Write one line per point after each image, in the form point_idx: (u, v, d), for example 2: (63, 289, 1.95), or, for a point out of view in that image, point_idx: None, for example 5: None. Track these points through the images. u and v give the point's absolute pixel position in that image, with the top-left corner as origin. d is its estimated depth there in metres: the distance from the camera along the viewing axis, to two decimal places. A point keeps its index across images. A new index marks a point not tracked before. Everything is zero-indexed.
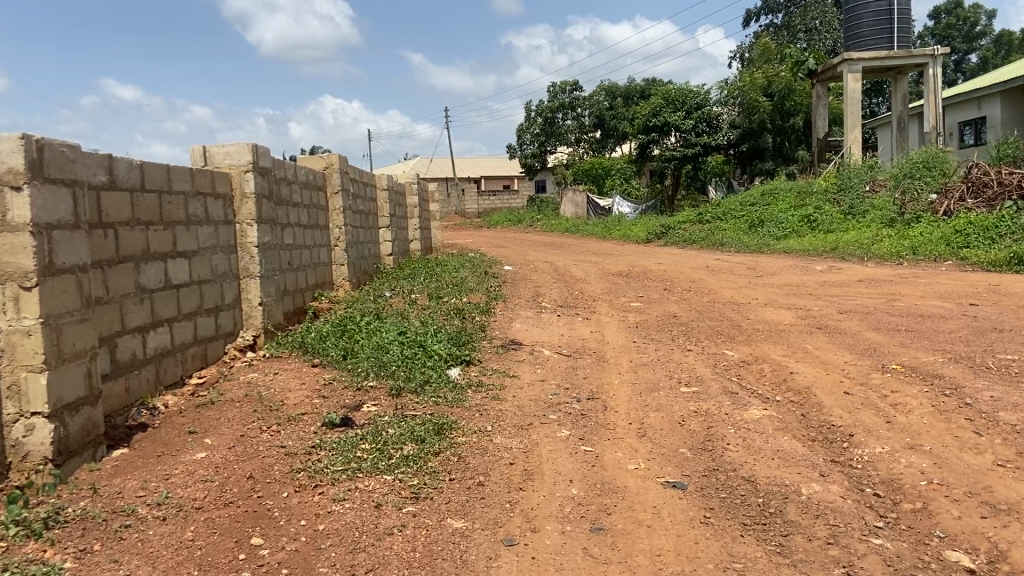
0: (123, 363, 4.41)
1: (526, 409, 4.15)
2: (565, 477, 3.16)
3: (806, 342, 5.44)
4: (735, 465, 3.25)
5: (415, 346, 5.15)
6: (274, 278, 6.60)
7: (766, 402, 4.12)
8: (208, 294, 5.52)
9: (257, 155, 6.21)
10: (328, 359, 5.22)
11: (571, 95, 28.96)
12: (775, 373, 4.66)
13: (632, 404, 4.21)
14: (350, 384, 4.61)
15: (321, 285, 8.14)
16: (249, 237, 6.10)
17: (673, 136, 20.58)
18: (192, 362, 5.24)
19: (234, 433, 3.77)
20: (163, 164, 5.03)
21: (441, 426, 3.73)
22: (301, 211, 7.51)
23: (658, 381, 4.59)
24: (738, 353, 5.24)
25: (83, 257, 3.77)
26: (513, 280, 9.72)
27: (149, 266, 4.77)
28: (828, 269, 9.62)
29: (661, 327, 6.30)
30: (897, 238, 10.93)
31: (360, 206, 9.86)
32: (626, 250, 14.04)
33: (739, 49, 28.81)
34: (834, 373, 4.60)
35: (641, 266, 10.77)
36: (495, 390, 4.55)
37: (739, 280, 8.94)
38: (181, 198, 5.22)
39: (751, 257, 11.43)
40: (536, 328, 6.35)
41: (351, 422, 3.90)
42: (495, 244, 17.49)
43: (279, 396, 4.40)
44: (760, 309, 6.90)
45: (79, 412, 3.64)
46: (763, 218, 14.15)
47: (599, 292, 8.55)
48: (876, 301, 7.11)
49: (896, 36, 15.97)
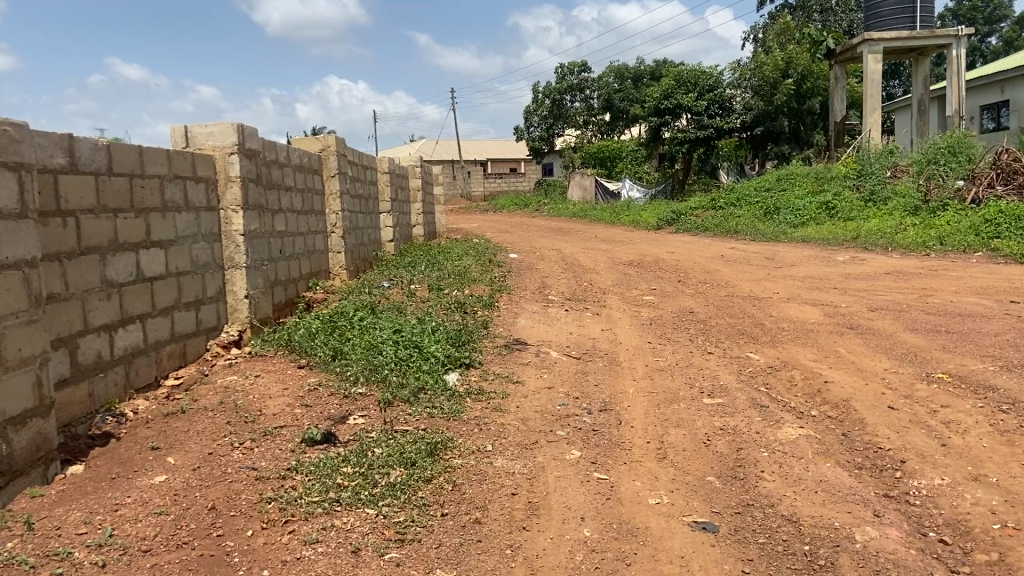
0: (86, 365, 3.99)
1: (530, 423, 3.71)
2: (575, 513, 2.73)
3: (837, 344, 4.99)
4: (773, 500, 2.81)
5: (410, 347, 4.71)
6: (263, 267, 6.16)
7: (801, 419, 3.67)
8: (188, 287, 5.09)
9: (243, 136, 5.76)
10: (316, 359, 4.79)
11: (580, 77, 28.30)
12: (808, 382, 4.20)
13: (649, 417, 3.76)
14: (338, 391, 4.19)
15: (316, 274, 7.72)
16: (234, 224, 5.66)
17: (685, 117, 20.11)
18: (167, 361, 4.80)
19: (201, 451, 3.34)
20: (135, 145, 4.57)
21: (434, 445, 3.30)
22: (294, 195, 7.09)
23: (679, 390, 4.14)
24: (764, 357, 4.79)
25: (32, 250, 3.31)
26: (519, 269, 9.26)
27: (118, 258, 4.34)
28: (850, 260, 9.13)
29: (677, 324, 5.85)
30: (922, 228, 10.42)
31: (359, 190, 9.39)
32: (637, 237, 13.57)
33: (753, 30, 28.11)
34: (873, 384, 4.13)
35: (653, 255, 10.30)
36: (497, 399, 4.11)
37: (757, 271, 8.46)
38: (156, 182, 4.78)
39: (768, 246, 10.95)
40: (543, 325, 5.89)
41: (334, 439, 3.47)
42: (500, 229, 17.00)
43: (257, 405, 3.96)
44: (784, 305, 6.43)
45: (26, 426, 3.21)
46: (778, 204, 13.64)
47: (609, 284, 8.10)
48: (908, 297, 6.64)
49: (918, 16, 15.35)
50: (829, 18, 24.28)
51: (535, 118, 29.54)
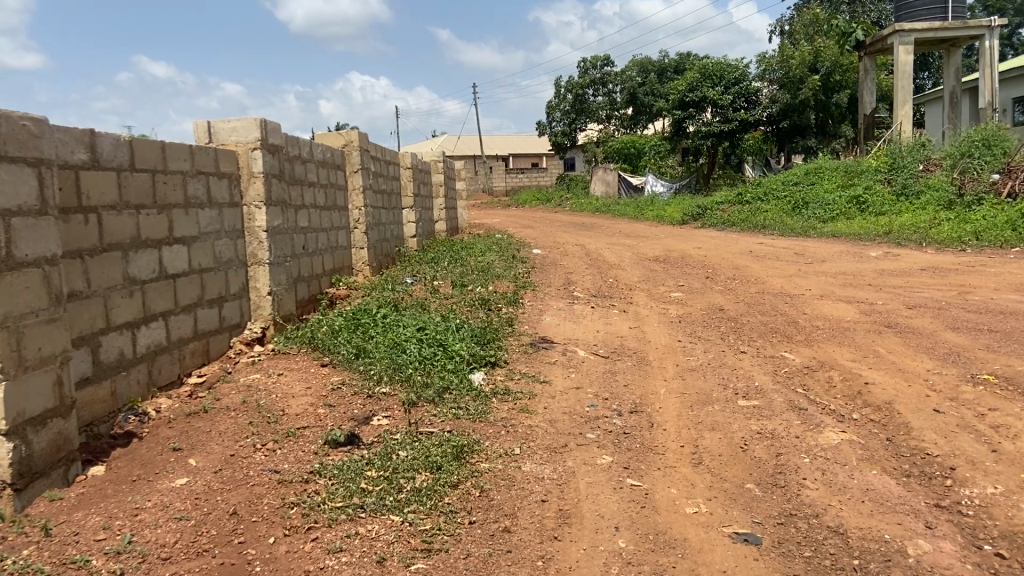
0: (108, 364, 3.93)
1: (559, 425, 3.59)
2: (609, 522, 2.62)
3: (875, 344, 4.83)
4: (817, 510, 2.69)
5: (434, 346, 4.61)
6: (286, 264, 6.09)
7: (842, 422, 3.52)
8: (211, 283, 5.02)
9: (266, 131, 5.69)
10: (339, 357, 4.71)
11: (603, 71, 28.09)
12: (847, 384, 4.05)
13: (682, 420, 3.64)
14: (361, 390, 4.10)
15: (338, 270, 7.66)
16: (257, 220, 5.59)
17: (709, 111, 19.83)
18: (190, 359, 4.74)
19: (223, 453, 3.26)
20: (158, 140, 4.51)
21: (461, 448, 3.19)
22: (317, 191, 7.02)
23: (712, 391, 4.01)
24: (800, 356, 4.64)
25: (52, 247, 3.24)
26: (543, 265, 9.14)
27: (140, 254, 4.27)
28: (883, 256, 8.91)
29: (708, 322, 5.70)
30: (957, 223, 10.16)
31: (382, 185, 9.31)
32: (662, 232, 13.39)
33: (779, 22, 27.74)
34: (915, 386, 3.97)
35: (679, 251, 10.12)
36: (524, 399, 4.00)
37: (787, 268, 8.28)
38: (179, 178, 4.72)
39: (797, 242, 10.75)
40: (570, 322, 5.78)
41: (358, 440, 3.38)
42: (524, 224, 16.88)
43: (280, 405, 3.88)
44: (817, 302, 6.26)
45: (46, 427, 3.15)
46: (807, 199, 13.39)
47: (635, 280, 7.96)
48: (946, 294, 6.44)
49: (950, 5, 15.08)
50: (856, 9, 23.88)
51: (558, 112, 29.35)
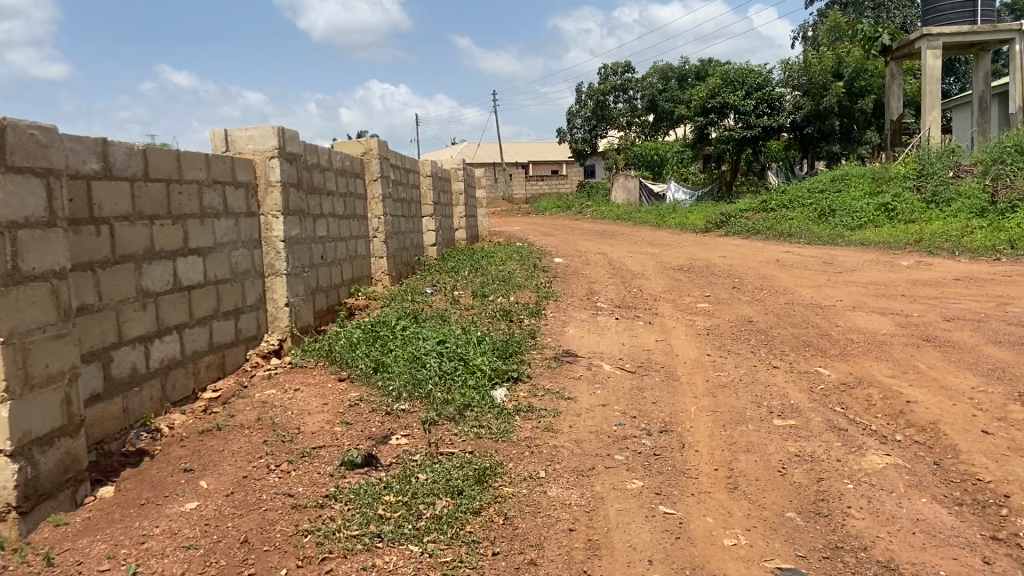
0: (120, 379, 3.83)
1: (585, 446, 3.43)
2: (642, 555, 2.46)
3: (914, 359, 4.62)
4: (865, 542, 2.51)
5: (455, 360, 4.47)
6: (304, 274, 5.99)
7: (885, 445, 3.33)
8: (226, 295, 4.91)
9: (284, 140, 5.59)
10: (357, 372, 4.57)
11: (624, 77, 27.94)
12: (887, 403, 3.85)
13: (715, 440, 3.46)
14: (379, 407, 3.96)
15: (357, 279, 7.54)
16: (275, 229, 5.49)
17: (732, 117, 19.62)
18: (205, 373, 4.63)
19: (235, 474, 3.14)
20: (173, 149, 4.41)
21: (483, 471, 3.04)
22: (336, 199, 6.92)
23: (745, 410, 3.83)
24: (835, 372, 4.44)
25: (60, 260, 3.13)
26: (565, 274, 8.98)
27: (153, 266, 4.17)
28: (914, 265, 8.67)
29: (737, 335, 5.52)
30: (991, 230, 9.88)
31: (402, 194, 9.22)
32: (686, 240, 13.17)
33: (801, 28, 27.46)
34: (960, 404, 3.77)
35: (704, 260, 9.93)
36: (548, 417, 3.85)
37: (816, 277, 8.07)
38: (194, 188, 4.62)
39: (825, 250, 10.51)
40: (594, 335, 5.61)
41: (375, 462, 3.23)
42: (544, 232, 16.73)
43: (295, 422, 3.75)
44: (850, 314, 6.05)
45: (53, 446, 3.04)
46: (834, 206, 13.13)
47: (660, 290, 7.78)
48: (984, 305, 6.20)
49: (979, 10, 14.67)
50: (881, 14, 23.55)
51: (578, 120, 29.21)
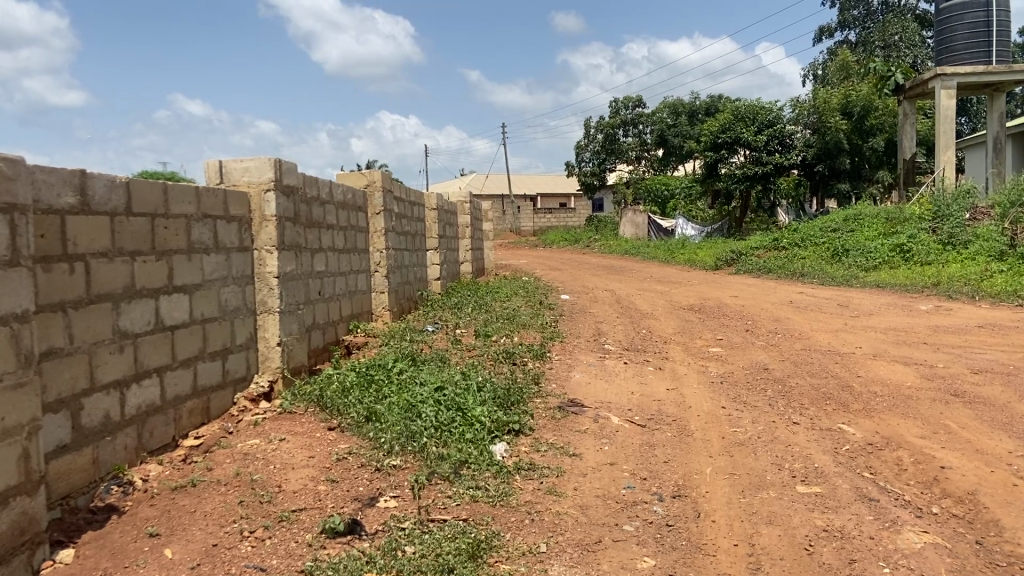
0: (92, 428, 3.56)
1: (591, 514, 3.13)
2: None
3: (943, 416, 4.32)
4: None
5: (454, 410, 4.19)
6: (298, 311, 5.72)
7: (922, 519, 3.01)
8: (214, 334, 4.65)
9: (280, 172, 5.36)
10: (348, 421, 4.29)
11: (634, 112, 27.89)
12: (920, 469, 3.54)
13: (733, 510, 3.15)
14: (369, 462, 3.68)
15: (357, 315, 7.29)
16: (268, 265, 5.25)
17: (742, 153, 19.45)
18: (188, 419, 4.35)
19: (204, 542, 2.87)
20: (160, 182, 4.18)
21: (478, 545, 2.75)
22: (336, 233, 6.69)
23: (765, 473, 3.53)
24: (860, 430, 4.14)
25: (23, 303, 2.87)
26: (571, 312, 8.70)
27: (134, 306, 3.92)
28: (934, 310, 8.37)
29: (752, 384, 5.23)
30: (1011, 275, 9.59)
31: (406, 227, 9.01)
32: (695, 278, 12.89)
33: (811, 66, 27.41)
34: (999, 472, 3.45)
35: (715, 299, 9.66)
36: (551, 477, 3.55)
37: (832, 321, 7.77)
38: (182, 222, 4.39)
39: (839, 291, 10.23)
40: (602, 381, 5.32)
41: (360, 529, 2.94)
42: (552, 266, 16.46)
43: (277, 479, 3.47)
44: (871, 363, 5.75)
45: (7, 507, 2.72)
46: (847, 245, 12.86)
47: (670, 331, 7.51)
48: (1012, 357, 5.88)
49: (994, 50, 14.45)
50: (891, 54, 23.42)
51: (587, 153, 29.13)
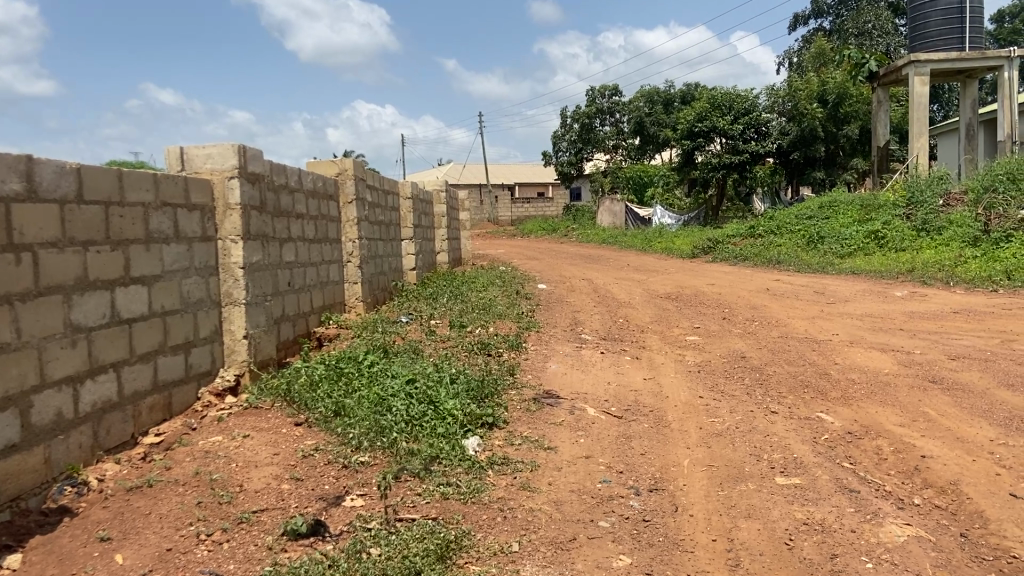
0: (43, 427, 3.39)
1: (565, 510, 3.02)
2: None
3: (923, 403, 4.26)
4: None
5: (425, 404, 4.05)
6: (266, 303, 5.55)
7: (904, 511, 2.93)
8: (175, 327, 4.48)
9: (244, 159, 5.18)
10: (316, 416, 4.15)
11: (610, 100, 27.80)
12: (900, 458, 3.46)
13: (711, 503, 3.06)
14: (336, 458, 3.55)
15: (329, 307, 7.13)
16: (233, 256, 5.08)
17: (718, 141, 19.43)
18: (148, 415, 4.18)
19: (157, 547, 2.73)
20: (114, 168, 4.00)
21: (446, 545, 2.63)
22: (305, 222, 6.52)
23: (743, 464, 3.44)
24: (839, 419, 4.06)
25: None
26: (548, 302, 8.59)
27: (87, 298, 3.75)
28: (909, 296, 8.35)
29: (730, 372, 5.15)
30: (985, 261, 9.60)
31: (380, 216, 8.85)
32: (672, 266, 12.83)
33: (787, 54, 27.43)
34: (982, 461, 3.38)
35: (692, 287, 9.60)
36: (524, 471, 3.44)
37: (809, 308, 7.73)
38: (139, 210, 4.21)
39: (815, 279, 10.21)
40: (577, 372, 5.21)
41: (323, 530, 2.81)
42: (529, 256, 16.34)
43: (238, 478, 3.33)
44: (849, 350, 5.69)
45: None
46: (823, 232, 12.86)
47: (646, 320, 7.42)
48: (989, 342, 5.85)
49: (967, 36, 14.48)
50: (865, 42, 23.48)
51: (564, 142, 29.02)
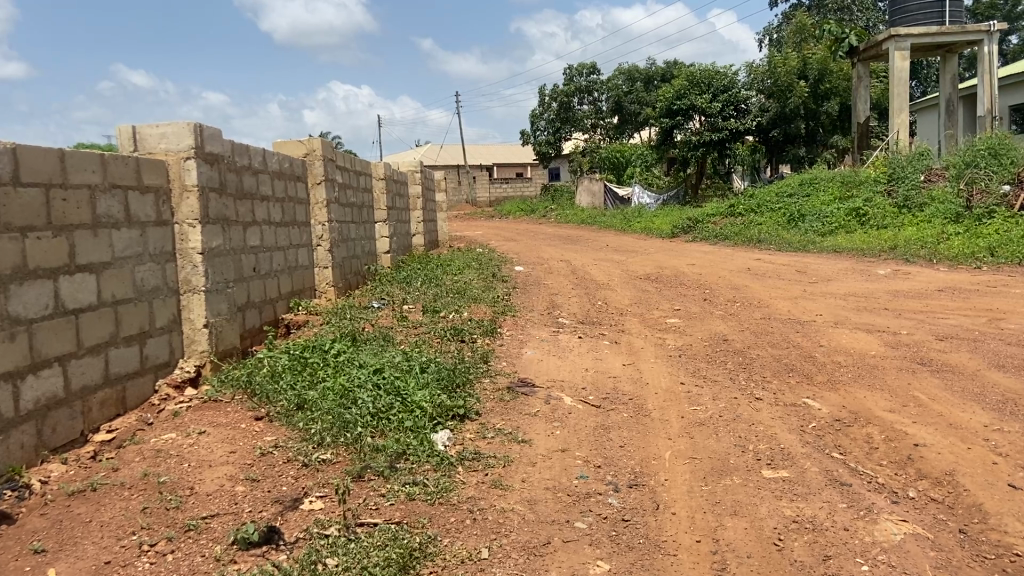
0: None
1: (540, 510, 2.82)
2: None
3: (913, 387, 4.10)
4: None
5: (392, 396, 3.83)
6: (228, 290, 5.29)
7: (899, 505, 2.77)
8: (128, 317, 4.22)
9: (201, 138, 4.89)
10: (277, 409, 3.93)
11: (588, 79, 27.46)
12: (892, 447, 3.30)
13: (694, 500, 2.88)
14: (297, 455, 3.33)
15: (297, 292, 6.87)
16: (191, 240, 4.80)
17: (697, 119, 19.25)
18: (99, 411, 3.92)
19: (95, 560, 2.50)
20: (54, 147, 3.72)
21: (409, 554, 2.42)
22: (271, 205, 6.25)
23: (728, 457, 3.26)
24: (826, 405, 3.90)
25: None
26: (525, 284, 8.38)
27: (27, 288, 3.48)
28: (893, 274, 8.23)
29: (713, 356, 4.98)
30: (968, 237, 9.50)
31: (351, 198, 8.57)
32: (652, 246, 12.63)
33: (766, 31, 27.22)
34: (977, 449, 3.22)
35: (673, 268, 9.41)
36: (497, 468, 3.24)
37: (791, 287, 7.56)
38: (84, 193, 3.93)
39: (796, 257, 10.07)
40: (554, 358, 5.01)
41: (276, 539, 2.60)
42: (507, 237, 16.07)
43: (190, 480, 3.10)
44: (833, 331, 5.53)
45: None
46: (803, 211, 12.74)
47: (626, 302, 7.23)
48: (975, 321, 5.72)
49: (947, 11, 14.29)
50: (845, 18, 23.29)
51: (542, 121, 28.66)
